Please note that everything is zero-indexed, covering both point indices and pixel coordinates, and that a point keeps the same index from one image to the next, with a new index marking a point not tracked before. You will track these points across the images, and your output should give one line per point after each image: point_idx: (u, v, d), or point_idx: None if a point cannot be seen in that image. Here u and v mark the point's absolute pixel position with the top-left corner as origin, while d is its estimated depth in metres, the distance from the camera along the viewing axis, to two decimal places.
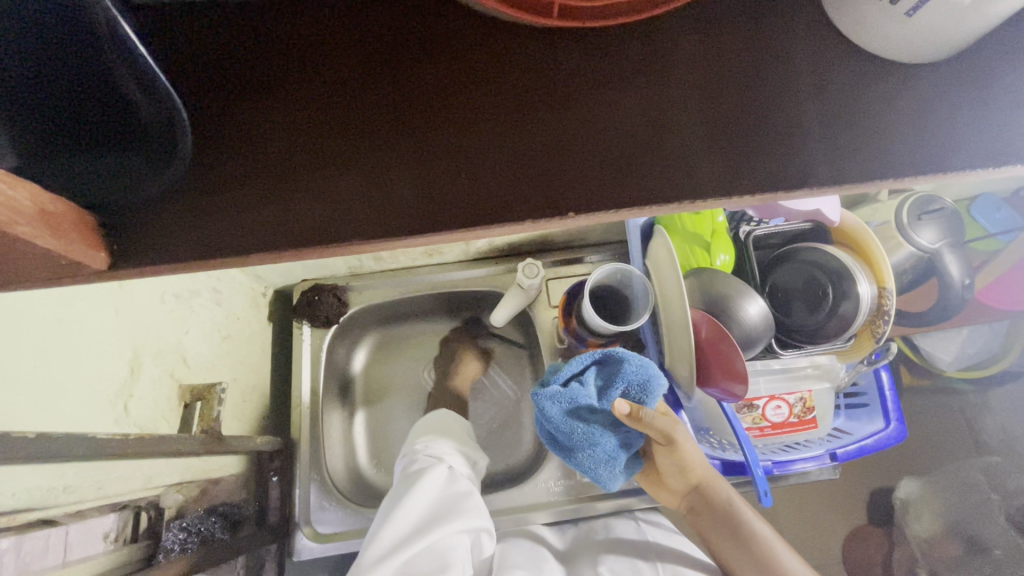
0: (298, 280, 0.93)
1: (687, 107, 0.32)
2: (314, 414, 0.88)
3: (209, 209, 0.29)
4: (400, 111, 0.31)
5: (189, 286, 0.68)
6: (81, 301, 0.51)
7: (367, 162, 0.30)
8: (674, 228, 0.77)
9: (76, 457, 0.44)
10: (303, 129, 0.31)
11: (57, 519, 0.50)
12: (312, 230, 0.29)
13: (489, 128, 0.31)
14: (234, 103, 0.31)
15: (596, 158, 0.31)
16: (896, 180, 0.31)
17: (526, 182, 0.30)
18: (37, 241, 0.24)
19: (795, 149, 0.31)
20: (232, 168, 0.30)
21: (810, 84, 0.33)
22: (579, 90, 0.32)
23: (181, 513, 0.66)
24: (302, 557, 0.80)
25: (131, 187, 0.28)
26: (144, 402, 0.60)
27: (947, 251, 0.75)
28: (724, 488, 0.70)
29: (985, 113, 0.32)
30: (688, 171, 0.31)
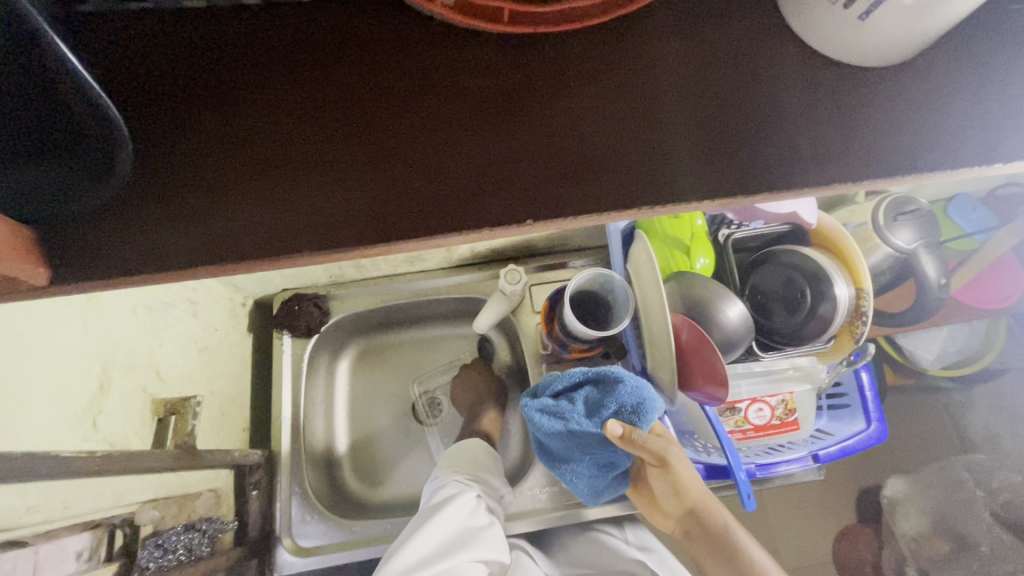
0: (278, 290, 0.92)
1: (657, 112, 0.32)
2: (296, 425, 0.87)
3: (152, 221, 0.29)
4: (355, 116, 0.31)
5: (162, 298, 0.67)
6: (44, 314, 0.50)
7: (322, 169, 0.30)
8: (653, 231, 0.78)
9: (38, 477, 0.42)
10: (267, 137, 0.30)
11: (24, 540, 0.48)
12: (263, 239, 0.29)
13: (456, 135, 0.31)
14: (193, 110, 0.31)
15: (556, 162, 0.31)
16: (861, 180, 0.31)
17: (484, 189, 0.30)
18: None
19: (764, 150, 0.31)
20: (177, 176, 0.30)
21: (773, 87, 0.33)
22: (542, 94, 0.32)
23: (157, 530, 0.64)
24: (283, 572, 0.79)
25: (68, 200, 0.28)
26: (115, 418, 0.58)
27: (924, 252, 0.76)
28: (722, 513, 0.68)
29: (950, 117, 0.32)
30: (654, 174, 0.31)
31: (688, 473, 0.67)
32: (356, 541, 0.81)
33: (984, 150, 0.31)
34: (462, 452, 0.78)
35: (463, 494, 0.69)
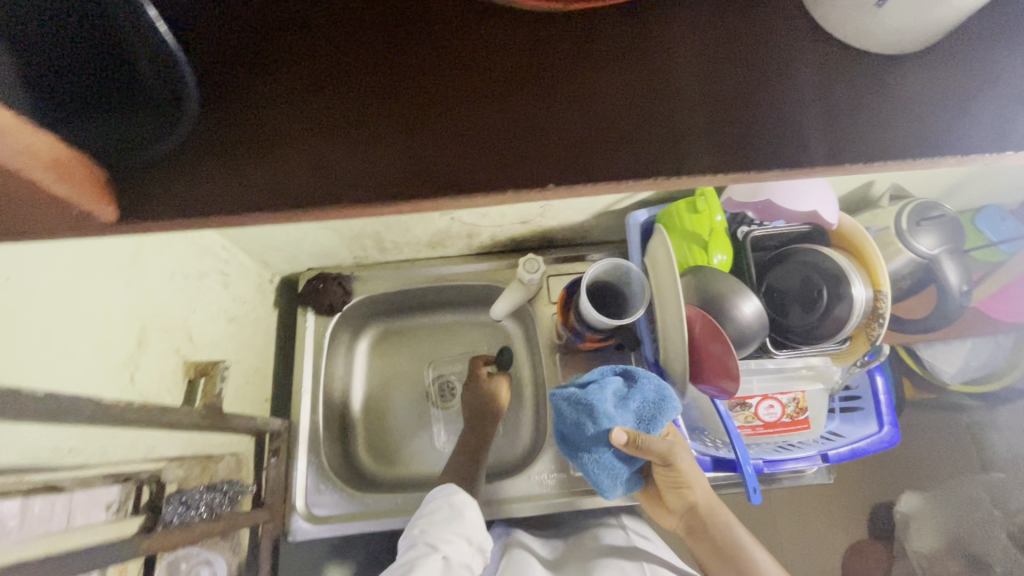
0: (304, 269, 0.95)
1: (681, 89, 0.33)
2: (315, 399, 0.90)
3: (203, 170, 0.32)
4: (391, 83, 0.33)
5: (195, 267, 0.71)
6: (92, 271, 0.53)
7: (358, 130, 0.32)
8: (674, 225, 0.78)
9: (81, 420, 0.45)
10: (305, 100, 0.33)
11: (64, 485, 0.52)
12: (300, 192, 0.31)
13: (484, 106, 0.33)
14: (245, 74, 0.33)
15: (579, 133, 0.32)
16: (879, 159, 0.32)
17: (508, 155, 0.32)
18: (52, 186, 0.27)
19: (784, 128, 0.33)
20: (227, 133, 0.32)
21: (798, 67, 0.34)
22: (569, 68, 0.34)
23: (181, 489, 0.68)
24: (297, 539, 0.82)
25: (135, 147, 0.30)
26: (150, 375, 0.62)
27: (946, 258, 0.76)
28: (725, 513, 0.68)
29: (963, 107, 0.32)
30: (673, 148, 0.32)
31: (692, 473, 0.67)
32: (367, 513, 0.84)
33: (994, 140, 0.32)
34: (432, 509, 0.72)
35: (427, 562, 0.64)
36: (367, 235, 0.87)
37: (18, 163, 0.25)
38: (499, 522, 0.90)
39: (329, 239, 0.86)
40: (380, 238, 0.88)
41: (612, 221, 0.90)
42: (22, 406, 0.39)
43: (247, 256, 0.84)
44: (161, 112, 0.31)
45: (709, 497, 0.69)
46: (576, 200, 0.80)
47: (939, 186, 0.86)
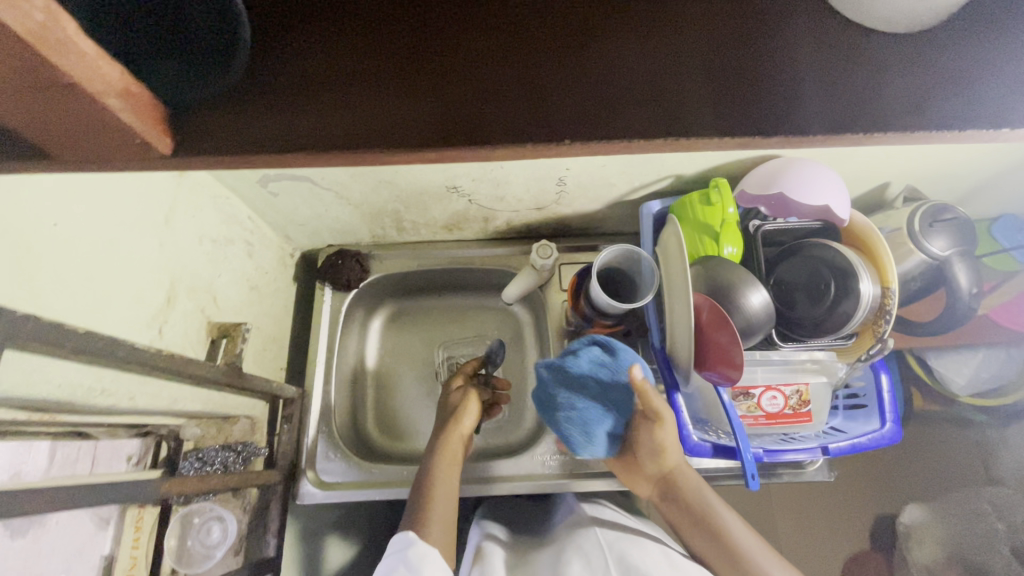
0: (323, 245, 0.98)
1: (656, 77, 0.46)
2: (328, 371, 0.93)
3: (259, 119, 0.47)
4: (447, 66, 0.48)
5: (223, 233, 0.74)
6: (129, 225, 0.56)
7: (415, 96, 0.46)
8: (685, 215, 0.78)
9: (117, 360, 0.48)
10: (411, 71, 0.48)
11: (91, 434, 0.58)
12: (363, 138, 0.45)
13: (505, 84, 0.47)
14: (340, 57, 0.48)
15: (573, 105, 0.46)
16: (861, 120, 0.45)
17: (521, 120, 0.45)
18: (120, 113, 0.39)
19: (749, 101, 0.45)
20: (297, 94, 0.47)
21: (788, 58, 0.47)
22: (571, 58, 0.47)
23: (198, 447, 0.73)
24: (305, 502, 0.84)
25: (188, 91, 0.45)
26: (176, 329, 0.65)
27: (956, 261, 0.77)
28: (697, 479, 0.71)
29: (926, 91, 0.45)
30: (647, 117, 0.45)
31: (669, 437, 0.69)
32: (372, 482, 0.86)
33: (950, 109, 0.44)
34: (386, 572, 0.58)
35: None
36: (387, 215, 0.89)
37: (101, 88, 0.37)
38: (477, 517, 0.88)
39: (350, 217, 0.88)
40: (399, 218, 0.90)
41: (626, 212, 0.91)
42: (65, 338, 0.42)
43: (271, 227, 0.87)
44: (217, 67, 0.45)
45: (682, 464, 0.71)
46: (592, 188, 0.82)
47: (955, 191, 0.86)
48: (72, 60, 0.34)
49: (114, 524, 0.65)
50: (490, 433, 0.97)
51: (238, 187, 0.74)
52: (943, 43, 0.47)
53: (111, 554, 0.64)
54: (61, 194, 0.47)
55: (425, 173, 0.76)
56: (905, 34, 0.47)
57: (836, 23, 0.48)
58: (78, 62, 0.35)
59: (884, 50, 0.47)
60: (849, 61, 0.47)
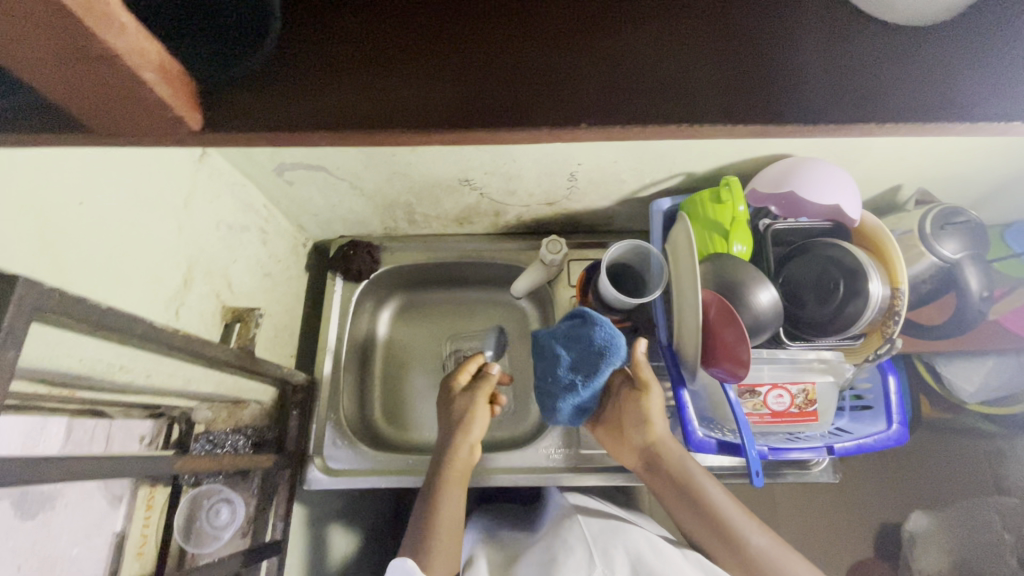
0: (336, 236, 1.00)
1: (681, 61, 0.44)
2: (337, 359, 0.94)
3: (279, 91, 0.43)
4: (470, 42, 0.45)
5: (239, 220, 0.75)
6: (148, 206, 0.57)
7: (438, 74, 0.44)
8: (695, 213, 0.79)
9: (137, 336, 0.49)
10: (422, 48, 0.45)
11: (105, 413, 0.62)
12: (384, 116, 0.42)
13: (533, 63, 0.44)
14: (361, 29, 0.46)
15: (606, 87, 0.43)
16: (882, 116, 0.42)
17: (551, 104, 0.43)
18: (156, 88, 0.36)
19: (772, 88, 0.43)
20: (318, 65, 0.44)
21: (806, 48, 0.45)
22: (599, 38, 0.45)
23: (209, 429, 0.75)
24: (312, 487, 0.86)
25: (218, 65, 0.42)
26: (192, 312, 0.66)
27: (967, 263, 0.77)
28: (680, 448, 0.72)
29: (950, 86, 0.43)
30: (678, 106, 0.43)
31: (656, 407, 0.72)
32: (378, 470, 0.87)
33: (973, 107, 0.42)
34: None
35: None
36: (399, 207, 0.90)
37: (136, 63, 0.34)
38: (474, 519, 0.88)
39: (363, 208, 0.89)
40: (411, 210, 0.91)
41: (637, 210, 0.92)
42: (89, 313, 0.43)
43: (285, 216, 0.88)
44: (240, 43, 0.43)
45: (667, 435, 0.73)
46: (603, 184, 0.82)
47: (969, 195, 0.86)
48: (116, 35, 0.32)
49: (127, 502, 0.68)
50: (495, 425, 0.97)
51: (254, 174, 0.76)
52: (966, 37, 0.45)
53: (124, 531, 0.67)
54: (82, 172, 0.48)
55: (438, 165, 0.76)
56: (927, 27, 0.45)
57: (854, 16, 0.47)
58: (120, 37, 0.32)
59: (905, 46, 0.45)
60: (875, 53, 0.45)
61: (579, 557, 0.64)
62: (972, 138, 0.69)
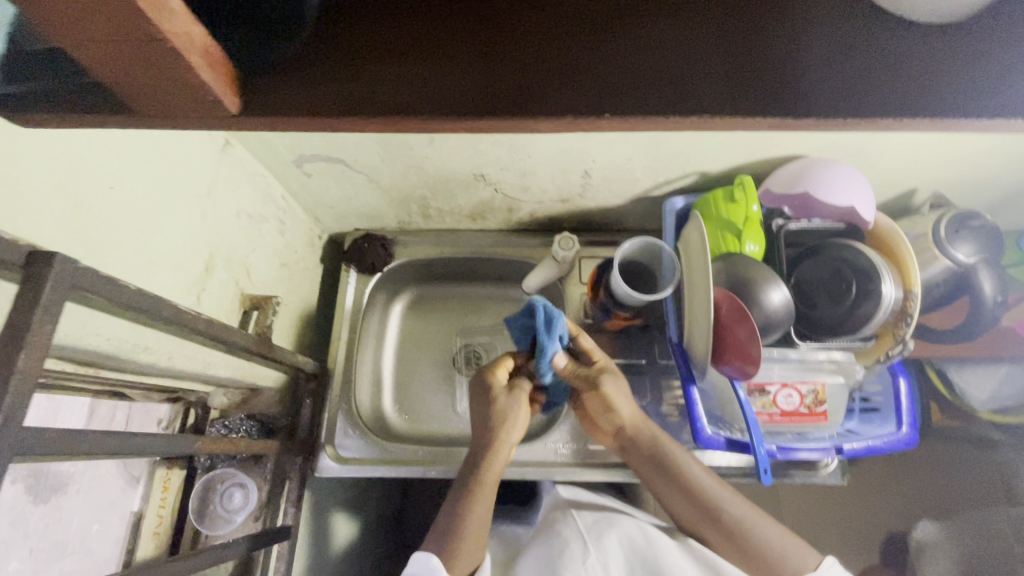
0: (350, 229, 1.01)
1: (703, 52, 0.43)
2: (349, 350, 0.96)
3: (308, 77, 0.44)
4: (491, 29, 0.45)
5: (259, 210, 0.77)
6: (174, 192, 0.59)
7: (460, 60, 0.44)
8: (708, 212, 0.79)
9: (163, 317, 0.51)
10: (439, 37, 0.45)
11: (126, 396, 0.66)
12: (405, 104, 0.42)
13: (556, 51, 0.44)
14: (384, 16, 0.46)
15: (628, 78, 0.43)
16: (901, 113, 0.42)
17: (575, 92, 0.42)
18: (201, 72, 0.37)
19: (792, 81, 0.42)
20: (346, 52, 0.44)
21: (827, 43, 0.44)
22: (623, 27, 0.45)
23: (224, 414, 0.80)
24: (323, 475, 0.87)
25: (253, 56, 0.43)
26: (212, 298, 0.68)
27: (981, 268, 0.76)
28: (650, 428, 0.73)
29: (970, 84, 0.42)
30: (699, 98, 0.42)
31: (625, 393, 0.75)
32: (387, 460, 0.88)
33: (993, 106, 0.41)
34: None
35: None
36: (413, 200, 0.91)
37: (185, 47, 0.35)
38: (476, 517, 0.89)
39: (378, 201, 0.90)
40: (425, 204, 0.92)
41: (649, 208, 0.92)
42: (119, 292, 0.44)
43: (302, 209, 0.90)
44: (274, 34, 0.43)
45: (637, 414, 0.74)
46: (616, 182, 0.83)
47: (985, 200, 0.85)
48: (165, 18, 0.33)
49: (144, 483, 0.72)
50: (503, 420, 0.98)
51: (273, 166, 0.77)
52: (976, 34, 0.44)
53: (140, 511, 0.71)
54: (112, 158, 0.50)
55: (453, 160, 0.77)
56: (946, 24, 0.45)
57: (871, 10, 0.46)
58: (168, 18, 0.33)
59: (913, 39, 0.44)
60: (874, 46, 0.44)
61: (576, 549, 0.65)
62: (989, 142, 0.69)
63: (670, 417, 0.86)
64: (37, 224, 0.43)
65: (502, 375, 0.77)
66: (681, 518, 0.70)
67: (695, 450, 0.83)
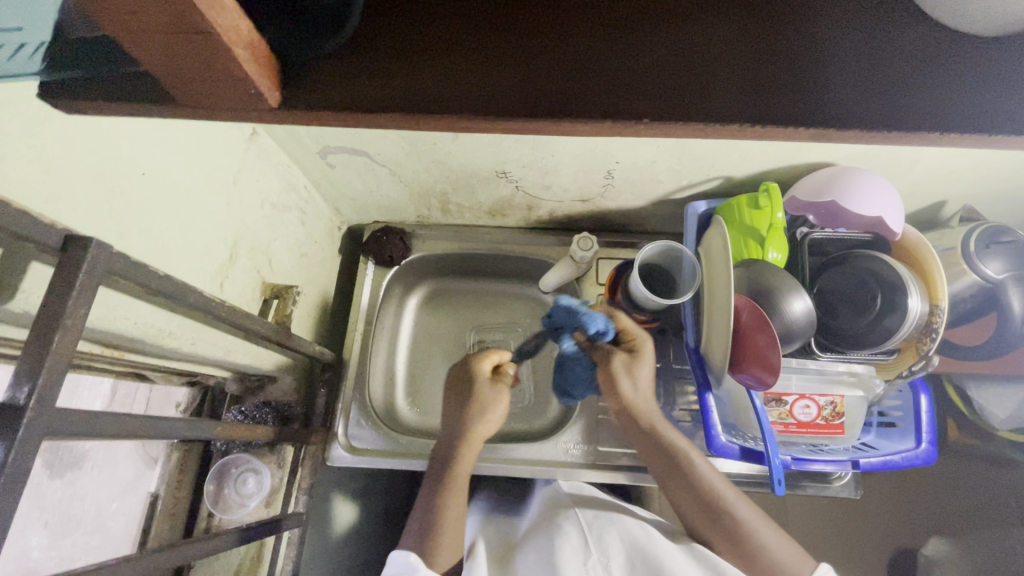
0: (370, 222, 1.02)
1: (738, 58, 0.43)
2: (364, 342, 0.96)
3: (352, 74, 0.44)
4: (526, 27, 0.44)
5: (283, 201, 0.77)
6: (204, 181, 0.59)
7: (499, 60, 0.43)
8: (732, 218, 0.78)
9: (189, 304, 0.51)
10: (473, 34, 0.44)
11: (149, 377, 0.69)
12: (441, 102, 0.42)
13: (595, 53, 0.43)
14: (420, 10, 0.45)
15: (666, 83, 0.42)
16: (939, 127, 0.41)
17: (610, 94, 0.42)
18: (244, 64, 0.37)
19: (826, 91, 0.42)
20: (389, 47, 0.44)
21: (866, 51, 0.43)
22: (661, 28, 0.44)
23: (241, 399, 0.82)
24: (334, 464, 0.87)
25: (300, 50, 0.43)
26: (235, 286, 0.68)
27: (1012, 284, 0.75)
28: (654, 413, 0.72)
29: (1011, 100, 0.41)
30: (733, 104, 0.41)
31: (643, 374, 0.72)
32: (399, 452, 0.88)
33: None
34: None
35: None
36: (434, 195, 0.91)
37: (231, 40, 0.35)
38: (473, 502, 0.89)
39: (399, 195, 0.91)
40: (446, 199, 0.92)
41: (671, 211, 0.92)
42: (151, 278, 0.45)
43: (324, 200, 0.91)
44: (323, 26, 0.43)
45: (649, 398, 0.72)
46: (639, 184, 0.82)
47: (1015, 215, 0.83)
48: (217, 13, 0.34)
49: (161, 465, 0.74)
50: (514, 417, 0.98)
51: (299, 156, 0.78)
52: (1015, 48, 0.43)
53: (156, 492, 0.73)
54: (145, 144, 0.50)
55: (476, 156, 0.77)
56: (989, 37, 0.43)
57: (913, 18, 0.45)
58: (222, 15, 0.34)
59: (954, 51, 0.43)
60: (911, 56, 0.43)
61: (575, 544, 0.64)
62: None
63: (682, 422, 0.86)
64: (72, 206, 0.44)
65: (486, 366, 0.75)
66: (681, 511, 0.69)
67: (708, 456, 0.83)
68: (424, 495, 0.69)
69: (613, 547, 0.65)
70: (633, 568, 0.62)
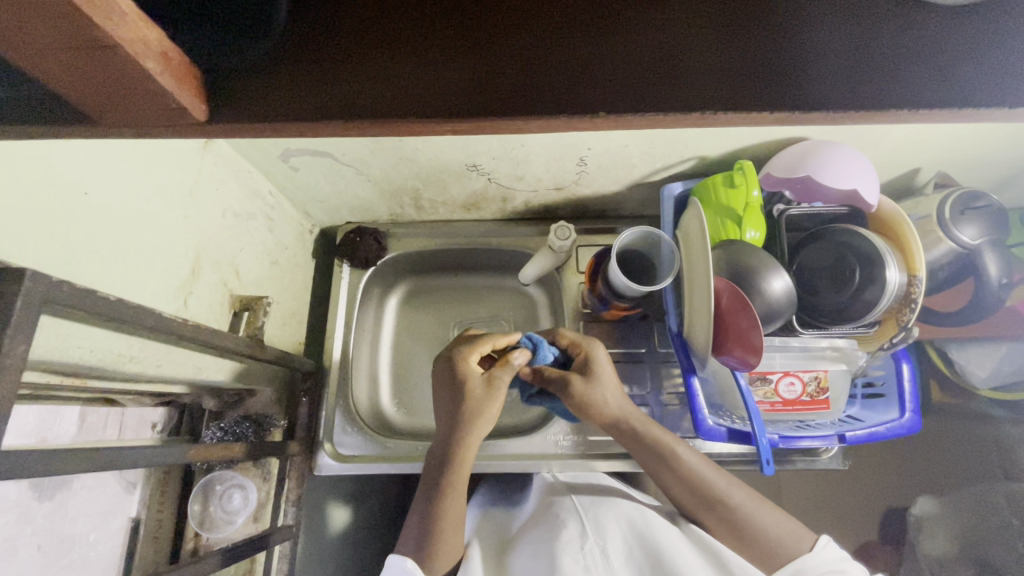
0: (342, 223, 0.99)
1: (697, 39, 0.41)
2: (345, 347, 0.94)
3: (288, 76, 0.42)
4: (477, 18, 0.42)
5: (246, 209, 0.74)
6: (155, 196, 0.57)
7: (451, 55, 0.41)
8: (707, 199, 0.77)
9: (146, 327, 0.49)
10: (422, 31, 0.42)
11: (117, 402, 0.67)
12: (395, 104, 0.40)
13: (547, 42, 0.42)
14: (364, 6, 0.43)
15: (621, 69, 0.41)
16: (909, 105, 0.40)
17: (569, 85, 0.40)
18: (159, 77, 0.35)
19: (790, 77, 0.41)
20: (332, 44, 0.42)
21: (830, 27, 0.42)
22: (616, 13, 0.42)
23: (220, 416, 0.79)
24: (322, 473, 0.86)
25: (232, 54, 0.41)
26: (200, 301, 0.66)
27: (987, 249, 0.75)
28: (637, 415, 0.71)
29: (983, 72, 0.40)
30: (697, 90, 0.40)
31: (608, 391, 0.70)
32: (387, 456, 0.87)
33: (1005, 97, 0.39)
34: None
35: None
36: (405, 192, 0.88)
37: (139, 53, 0.33)
38: (473, 497, 0.89)
39: (369, 194, 0.88)
40: (417, 195, 0.90)
41: (647, 194, 0.90)
42: (98, 306, 0.42)
43: (292, 204, 0.88)
44: (253, 30, 0.42)
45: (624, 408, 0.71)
46: (613, 169, 0.81)
47: (989, 178, 0.83)
48: (114, 20, 0.31)
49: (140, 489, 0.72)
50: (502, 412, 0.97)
51: (259, 161, 0.75)
52: (985, 15, 0.42)
53: (138, 516, 0.71)
54: (85, 161, 0.47)
55: (443, 151, 0.75)
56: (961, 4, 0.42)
57: None
58: (122, 24, 0.32)
59: (925, 21, 0.42)
60: (880, 32, 0.42)
61: (572, 530, 0.63)
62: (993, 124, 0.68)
63: (670, 406, 0.85)
64: (6, 233, 0.41)
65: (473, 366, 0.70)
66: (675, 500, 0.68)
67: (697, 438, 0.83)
68: (419, 513, 0.66)
69: (611, 530, 0.64)
70: (632, 551, 0.62)
